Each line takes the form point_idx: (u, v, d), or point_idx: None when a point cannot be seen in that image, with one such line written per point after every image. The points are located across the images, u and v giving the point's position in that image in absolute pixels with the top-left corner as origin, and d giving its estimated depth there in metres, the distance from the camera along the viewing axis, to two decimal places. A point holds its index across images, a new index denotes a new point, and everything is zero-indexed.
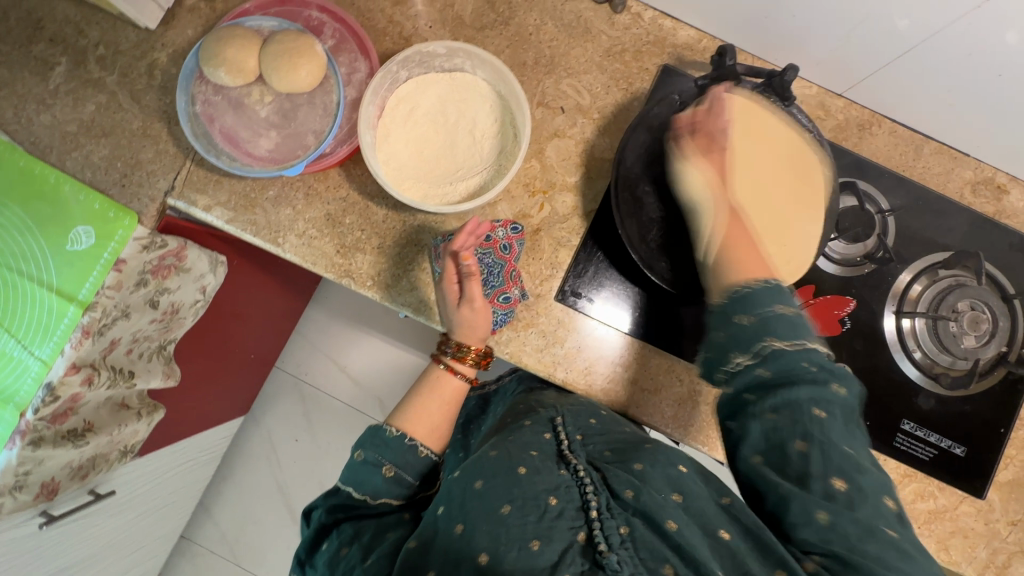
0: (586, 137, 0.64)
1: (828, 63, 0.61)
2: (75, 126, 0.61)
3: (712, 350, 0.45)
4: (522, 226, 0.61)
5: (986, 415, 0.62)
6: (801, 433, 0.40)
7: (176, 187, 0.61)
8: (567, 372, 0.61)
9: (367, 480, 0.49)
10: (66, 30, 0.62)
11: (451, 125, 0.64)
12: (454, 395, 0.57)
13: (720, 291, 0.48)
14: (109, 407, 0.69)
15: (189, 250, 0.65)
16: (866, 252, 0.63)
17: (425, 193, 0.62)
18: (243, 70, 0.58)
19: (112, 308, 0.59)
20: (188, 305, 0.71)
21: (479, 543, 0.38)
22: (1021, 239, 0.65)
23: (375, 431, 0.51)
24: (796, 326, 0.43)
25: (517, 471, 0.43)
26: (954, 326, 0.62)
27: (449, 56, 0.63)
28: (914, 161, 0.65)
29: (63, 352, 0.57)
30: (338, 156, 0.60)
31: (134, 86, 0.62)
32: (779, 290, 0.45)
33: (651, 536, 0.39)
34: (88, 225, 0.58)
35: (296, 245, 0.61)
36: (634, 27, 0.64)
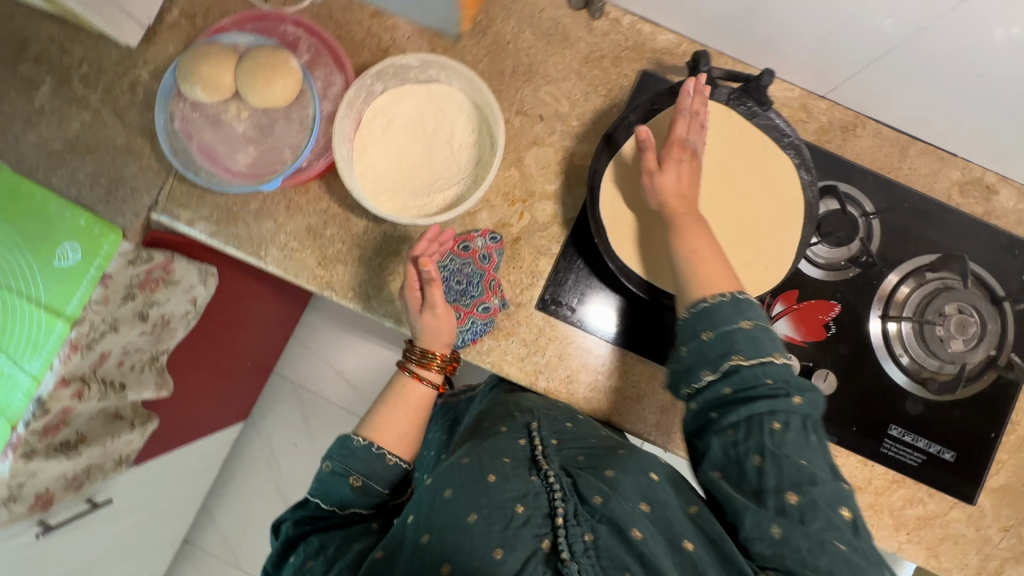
0: (564, 143, 0.68)
1: (808, 63, 0.64)
2: (61, 144, 0.67)
3: (680, 368, 0.53)
4: (501, 235, 0.66)
5: (974, 421, 0.67)
6: (757, 447, 0.48)
7: (159, 203, 0.67)
8: (549, 381, 0.66)
9: (336, 490, 0.56)
10: (51, 50, 0.68)
11: (429, 136, 0.68)
12: (421, 403, 0.62)
13: (687, 307, 0.54)
14: (100, 418, 0.73)
15: (177, 262, 0.71)
16: (850, 256, 0.68)
17: (403, 204, 0.67)
18: (218, 87, 0.63)
19: (99, 321, 0.64)
20: (180, 316, 0.76)
21: (445, 552, 0.43)
22: (1010, 241, 0.68)
23: (343, 441, 0.58)
24: (754, 341, 0.50)
25: (485, 479, 0.46)
26: (941, 330, 0.66)
27: (422, 68, 0.68)
28: (901, 162, 0.69)
29: (52, 367, 0.61)
30: (315, 169, 0.65)
31: (118, 103, 0.68)
32: (741, 304, 0.52)
33: (612, 540, 0.43)
34: (76, 242, 0.63)
35: (278, 257, 0.67)
36: (613, 32, 0.69)
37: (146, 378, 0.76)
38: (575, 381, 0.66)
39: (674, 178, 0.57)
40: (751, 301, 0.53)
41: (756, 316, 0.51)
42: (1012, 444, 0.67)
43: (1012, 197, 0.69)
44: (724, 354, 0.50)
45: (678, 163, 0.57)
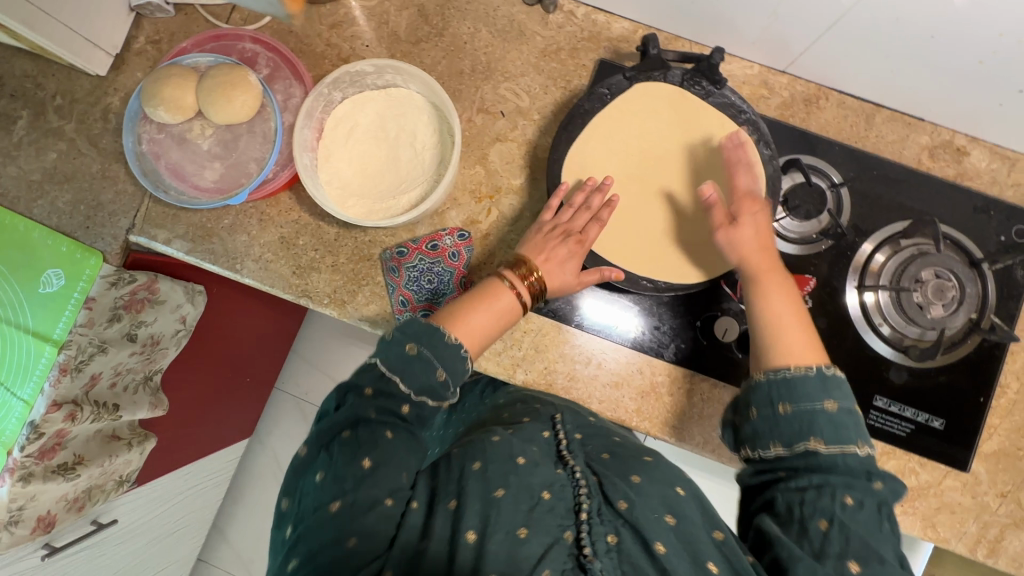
0: (528, 137, 0.73)
1: (764, 41, 0.68)
2: (39, 175, 0.72)
3: (757, 428, 0.53)
4: (469, 233, 0.71)
5: (962, 383, 0.69)
6: (825, 512, 0.47)
7: (136, 225, 0.72)
8: (527, 372, 0.69)
9: (417, 374, 0.55)
10: (27, 85, 0.73)
11: (391, 140, 0.73)
12: (509, 310, 0.62)
13: (766, 371, 0.55)
14: (97, 439, 0.81)
15: (160, 283, 0.79)
16: (821, 228, 0.70)
17: (368, 209, 0.71)
18: (181, 107, 0.68)
19: (85, 343, 0.72)
20: (171, 335, 0.86)
21: (469, 523, 0.47)
22: (982, 201, 0.71)
23: (435, 329, 0.57)
24: (836, 426, 0.50)
25: (515, 462, 0.52)
26: (918, 296, 0.68)
27: (378, 73, 0.71)
28: (867, 130, 0.72)
29: (43, 391, 0.70)
30: (280, 181, 0.69)
31: (91, 131, 0.73)
32: (826, 382, 0.52)
33: (635, 546, 0.48)
34: (58, 268, 0.71)
35: (253, 268, 0.70)
36: (568, 25, 0.73)
37: (139, 398, 0.85)
38: (553, 372, 0.69)
39: (752, 234, 0.63)
40: (838, 381, 0.53)
41: (842, 397, 0.52)
42: (1001, 409, 0.69)
43: (984, 156, 0.71)
44: (803, 433, 0.51)
45: (754, 219, 0.64)
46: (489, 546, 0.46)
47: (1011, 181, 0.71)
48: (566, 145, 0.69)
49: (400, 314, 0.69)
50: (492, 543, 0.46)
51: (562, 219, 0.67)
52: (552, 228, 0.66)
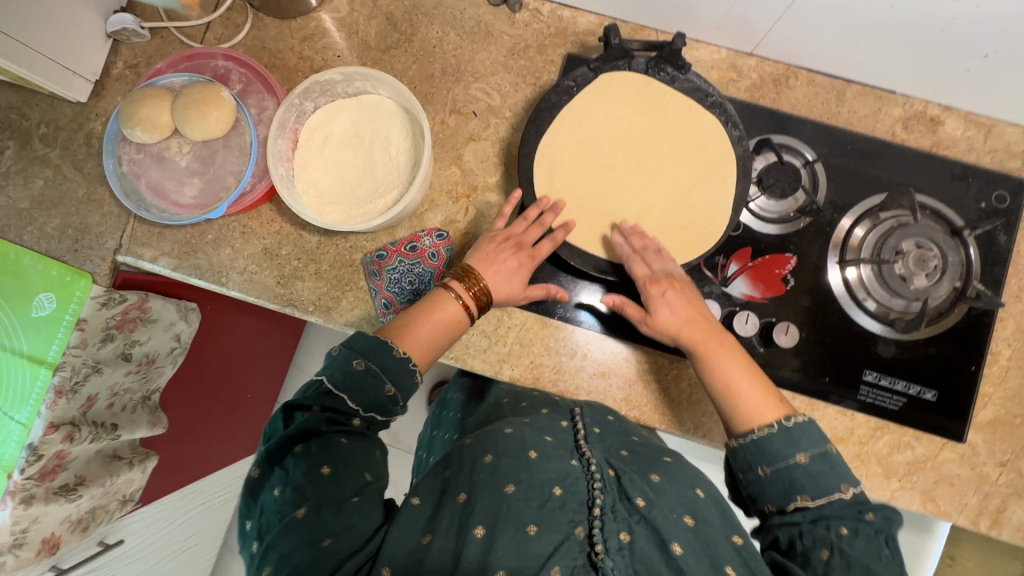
0: (501, 135, 0.76)
1: (727, 25, 0.70)
2: (28, 203, 0.74)
3: (751, 487, 0.58)
4: (447, 233, 0.74)
5: (951, 353, 0.71)
6: (824, 542, 0.51)
7: (123, 245, 0.74)
8: (513, 368, 0.72)
9: (366, 389, 0.57)
10: (12, 116, 0.76)
11: (366, 146, 0.74)
12: (457, 317, 0.65)
13: (737, 436, 0.59)
14: (99, 460, 0.85)
15: (150, 301, 0.80)
16: (798, 207, 0.72)
17: (346, 214, 0.72)
18: (158, 125, 0.70)
19: (80, 364, 0.74)
20: (166, 353, 0.90)
21: (478, 518, 0.50)
22: (959, 169, 0.73)
23: (381, 347, 0.59)
24: (814, 477, 0.54)
25: (527, 456, 0.55)
26: (900, 268, 0.69)
27: (348, 82, 0.73)
28: (838, 107, 0.74)
29: (41, 414, 0.72)
30: (257, 193, 0.72)
31: (76, 157, 0.75)
32: (791, 436, 0.56)
33: (650, 548, 0.49)
34: (49, 292, 0.72)
35: (239, 281, 0.73)
36: (534, 22, 0.76)
37: (138, 417, 0.90)
38: (541, 365, 0.72)
39: (670, 315, 0.66)
40: (803, 428, 0.57)
41: (810, 445, 0.56)
42: (993, 376, 0.71)
43: (958, 125, 0.73)
44: (789, 491, 0.55)
45: (664, 299, 0.66)
46: (499, 540, 0.48)
47: (986, 147, 0.73)
48: (536, 139, 0.71)
49: (383, 317, 0.72)
50: (501, 537, 0.48)
51: (516, 231, 0.70)
52: (506, 239, 0.69)
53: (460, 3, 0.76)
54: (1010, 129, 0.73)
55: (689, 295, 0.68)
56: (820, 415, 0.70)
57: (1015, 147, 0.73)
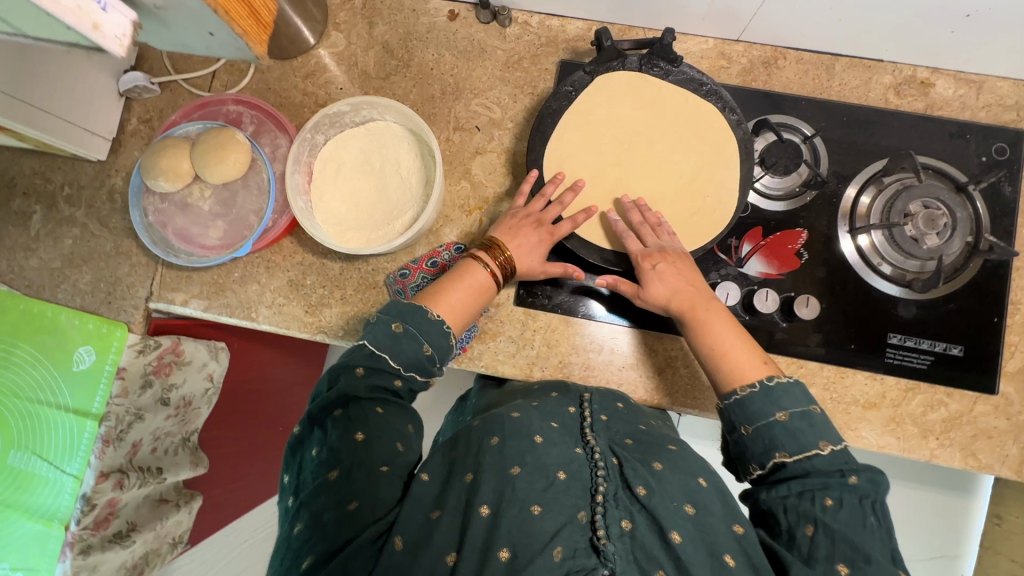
0: (506, 145, 0.85)
1: (712, 20, 0.78)
2: (59, 261, 0.85)
3: (739, 455, 0.61)
4: (463, 245, 0.82)
5: (973, 307, 0.76)
6: (808, 518, 0.54)
7: (154, 292, 0.84)
8: (543, 369, 0.78)
9: (405, 344, 0.64)
10: (36, 182, 0.87)
11: (377, 170, 0.83)
12: (484, 285, 0.72)
13: (723, 398, 0.63)
14: (149, 505, 0.88)
15: (183, 344, 0.87)
16: (802, 180, 0.79)
17: (366, 239, 0.81)
18: (179, 174, 0.80)
19: (123, 413, 0.79)
20: (200, 394, 0.94)
21: (483, 497, 0.52)
22: (956, 127, 0.78)
23: (417, 309, 0.66)
24: (793, 433, 0.57)
25: (532, 440, 0.58)
26: (911, 229, 0.74)
27: (354, 111, 0.83)
28: (829, 81, 0.81)
29: (90, 464, 0.77)
30: (279, 228, 0.82)
31: (100, 213, 0.87)
32: (772, 394, 0.60)
33: (649, 534, 0.51)
34: (88, 345, 0.79)
35: (268, 314, 0.83)
36: (525, 33, 0.86)
37: (180, 459, 0.93)
38: (569, 364, 0.78)
39: (660, 286, 0.71)
40: (784, 388, 0.60)
41: (791, 405, 0.59)
42: (1018, 325, 0.76)
43: (949, 85, 0.79)
44: (769, 449, 0.58)
45: (654, 273, 0.72)
46: (503, 519, 0.50)
47: (980, 103, 0.79)
48: (541, 145, 0.79)
49: None
50: (506, 517, 0.50)
51: (534, 209, 0.77)
52: (525, 217, 0.76)
53: (452, 25, 0.87)
54: (1001, 83, 0.79)
55: (681, 267, 0.73)
56: (852, 382, 0.75)
57: (1008, 100, 0.79)
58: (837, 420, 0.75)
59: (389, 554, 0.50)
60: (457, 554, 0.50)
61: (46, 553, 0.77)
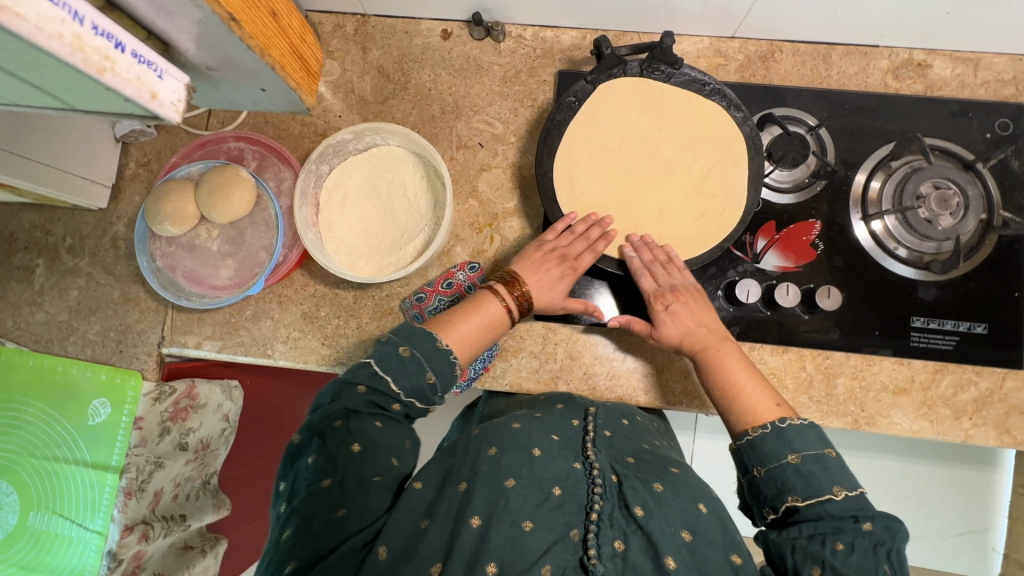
0: (511, 160, 0.84)
1: (709, 18, 0.78)
2: (68, 314, 0.86)
3: (750, 490, 0.60)
4: (479, 263, 0.81)
5: (994, 284, 0.75)
6: (816, 559, 0.51)
7: (166, 337, 0.85)
8: (569, 382, 0.78)
9: (413, 373, 0.63)
10: (37, 235, 0.88)
11: (384, 196, 0.82)
12: (495, 316, 0.71)
13: (736, 438, 0.63)
14: (173, 554, 0.88)
15: (198, 387, 0.87)
16: (813, 171, 0.78)
17: (379, 265, 0.80)
18: (185, 216, 0.78)
19: (143, 462, 0.80)
20: (218, 435, 0.94)
21: (475, 508, 0.51)
22: (959, 106, 0.78)
23: (426, 336, 0.66)
24: (806, 477, 0.55)
25: (530, 453, 0.56)
26: (924, 211, 0.74)
27: (358, 138, 0.82)
28: (828, 70, 0.80)
29: (115, 518, 0.78)
30: (291, 261, 0.81)
31: (105, 261, 0.87)
32: (784, 435, 0.59)
33: (642, 556, 0.49)
34: (104, 396, 0.80)
35: (285, 349, 0.83)
36: (520, 47, 0.86)
37: (202, 504, 0.94)
38: (593, 375, 0.78)
39: (672, 325, 0.71)
40: (798, 430, 0.59)
41: (804, 446, 0.57)
42: None
43: (946, 65, 0.79)
44: (781, 491, 0.57)
45: (667, 313, 0.72)
46: (493, 533, 0.49)
47: (979, 80, 0.78)
48: (550, 157, 0.77)
49: None
50: (496, 529, 0.49)
51: (562, 243, 0.76)
52: (552, 250, 0.75)
53: (446, 44, 0.87)
54: (998, 58, 0.78)
55: (694, 306, 0.73)
56: (878, 369, 0.75)
57: (1005, 76, 0.78)
58: (868, 408, 0.75)
59: (372, 565, 0.49)
60: (443, 563, 0.48)
61: None
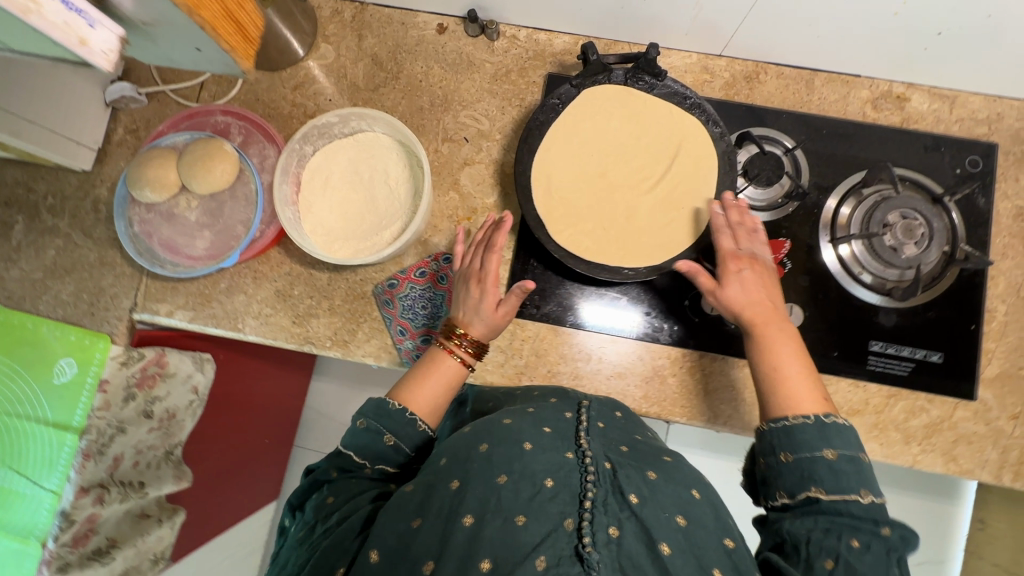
0: (494, 157, 0.81)
1: (696, 33, 0.75)
2: (41, 273, 0.81)
3: (765, 478, 0.54)
4: (451, 255, 0.79)
5: (951, 316, 0.72)
6: (830, 551, 0.46)
7: (138, 303, 0.80)
8: (533, 378, 0.75)
9: (370, 443, 0.60)
10: (19, 192, 0.84)
11: (366, 181, 0.80)
12: (453, 375, 0.67)
13: (766, 421, 0.55)
14: (129, 520, 0.84)
15: (167, 355, 0.83)
16: (785, 192, 0.74)
17: (354, 248, 0.78)
18: (165, 184, 0.76)
19: (105, 426, 0.77)
20: (184, 407, 0.89)
21: (468, 506, 0.45)
22: (932, 140, 0.75)
23: (380, 403, 0.63)
24: (836, 474, 0.49)
25: (521, 447, 0.49)
26: (890, 239, 0.70)
27: (343, 122, 0.80)
28: (809, 95, 0.78)
29: (70, 479, 0.73)
30: (268, 237, 0.78)
31: (84, 224, 0.83)
32: (826, 430, 0.52)
33: (637, 544, 0.43)
34: (70, 356, 0.76)
35: (256, 325, 0.79)
36: (512, 48, 0.83)
37: (163, 473, 0.88)
38: (558, 374, 0.74)
39: (739, 291, 0.64)
40: (840, 427, 0.52)
41: (843, 445, 0.51)
42: (994, 333, 0.72)
43: (924, 99, 0.76)
44: (803, 480, 0.51)
45: (738, 277, 0.65)
46: (486, 529, 0.43)
47: (953, 117, 0.76)
48: (529, 156, 0.75)
49: (401, 343, 0.77)
50: (488, 527, 0.43)
51: (467, 262, 0.73)
52: (462, 274, 0.72)
53: (440, 38, 0.84)
54: (973, 97, 0.76)
55: (766, 279, 0.65)
56: (833, 389, 0.71)
57: (979, 115, 0.76)
58: None
59: (363, 567, 0.45)
60: (435, 563, 0.43)
61: (22, 571, 0.74)
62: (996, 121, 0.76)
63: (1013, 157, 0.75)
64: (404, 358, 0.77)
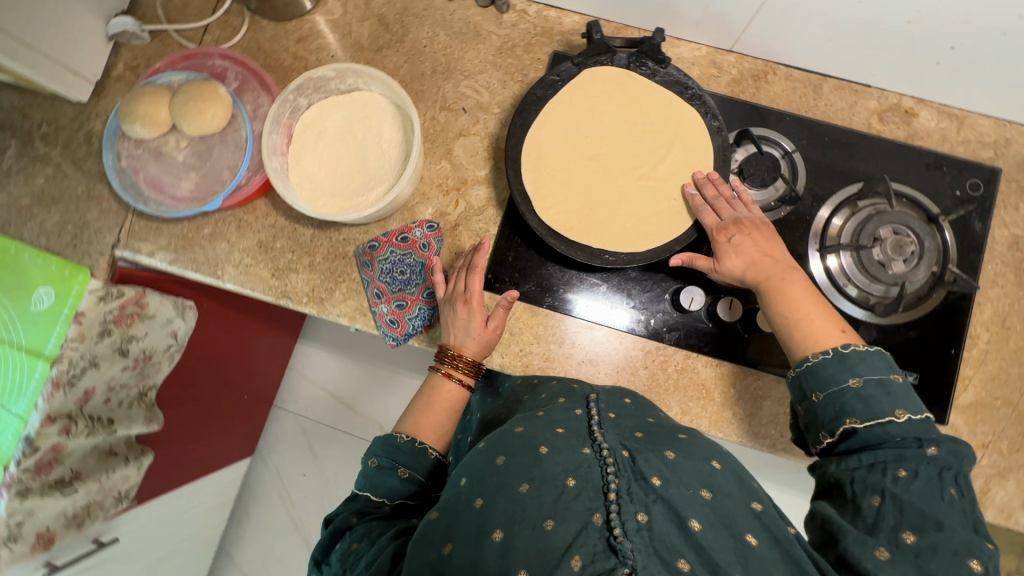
0: (490, 130, 0.80)
1: (705, 23, 0.74)
2: (29, 201, 0.80)
3: (808, 426, 0.58)
4: (437, 224, 0.77)
5: (931, 338, 0.73)
6: (875, 489, 0.49)
7: (120, 240, 0.79)
8: (503, 356, 0.76)
9: (386, 481, 0.64)
10: (14, 117, 0.82)
11: (358, 141, 0.79)
12: (455, 396, 0.72)
13: (795, 365, 0.60)
14: (95, 456, 0.82)
15: (149, 297, 0.81)
16: (779, 196, 0.76)
17: (340, 206, 0.77)
18: (156, 121, 0.75)
19: (77, 357, 0.73)
20: (162, 350, 0.87)
21: (495, 521, 0.45)
22: (933, 158, 0.76)
23: (387, 440, 0.67)
24: (865, 400, 0.54)
25: (537, 452, 0.49)
26: (878, 253, 0.72)
27: (341, 78, 0.78)
28: (815, 100, 0.78)
29: (37, 406, 0.71)
30: (253, 185, 0.77)
31: (76, 154, 0.81)
32: (847, 360, 0.56)
33: (667, 526, 0.43)
34: (49, 286, 0.74)
35: (234, 274, 0.79)
36: (521, 22, 0.81)
37: (134, 413, 0.87)
38: (530, 353, 0.76)
39: (737, 259, 0.67)
40: (861, 355, 0.56)
41: (866, 371, 0.55)
42: (974, 359, 0.74)
43: (932, 116, 0.77)
44: (839, 415, 0.55)
45: (730, 245, 0.68)
46: (516, 539, 0.43)
47: (960, 138, 0.77)
48: (521, 132, 0.76)
49: (377, 306, 0.76)
50: (520, 537, 0.43)
51: (455, 287, 0.74)
52: (449, 297, 0.74)
53: (449, 5, 0.82)
54: (982, 120, 0.77)
55: (760, 237, 0.68)
56: None
57: (986, 138, 0.77)
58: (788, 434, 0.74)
59: None
60: None
61: None
62: (1003, 145, 0.77)
63: (1016, 184, 0.77)
64: (379, 322, 0.76)
